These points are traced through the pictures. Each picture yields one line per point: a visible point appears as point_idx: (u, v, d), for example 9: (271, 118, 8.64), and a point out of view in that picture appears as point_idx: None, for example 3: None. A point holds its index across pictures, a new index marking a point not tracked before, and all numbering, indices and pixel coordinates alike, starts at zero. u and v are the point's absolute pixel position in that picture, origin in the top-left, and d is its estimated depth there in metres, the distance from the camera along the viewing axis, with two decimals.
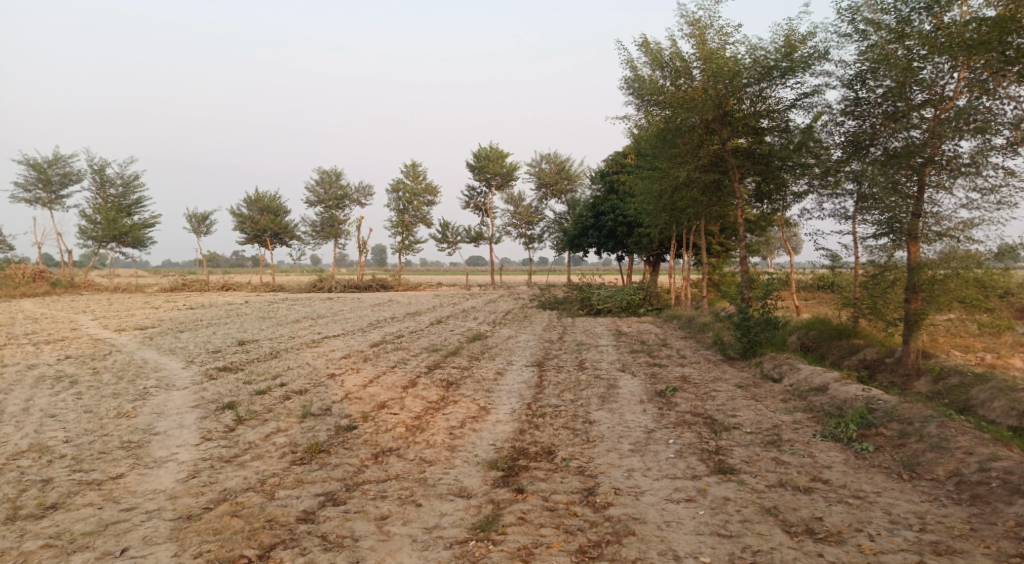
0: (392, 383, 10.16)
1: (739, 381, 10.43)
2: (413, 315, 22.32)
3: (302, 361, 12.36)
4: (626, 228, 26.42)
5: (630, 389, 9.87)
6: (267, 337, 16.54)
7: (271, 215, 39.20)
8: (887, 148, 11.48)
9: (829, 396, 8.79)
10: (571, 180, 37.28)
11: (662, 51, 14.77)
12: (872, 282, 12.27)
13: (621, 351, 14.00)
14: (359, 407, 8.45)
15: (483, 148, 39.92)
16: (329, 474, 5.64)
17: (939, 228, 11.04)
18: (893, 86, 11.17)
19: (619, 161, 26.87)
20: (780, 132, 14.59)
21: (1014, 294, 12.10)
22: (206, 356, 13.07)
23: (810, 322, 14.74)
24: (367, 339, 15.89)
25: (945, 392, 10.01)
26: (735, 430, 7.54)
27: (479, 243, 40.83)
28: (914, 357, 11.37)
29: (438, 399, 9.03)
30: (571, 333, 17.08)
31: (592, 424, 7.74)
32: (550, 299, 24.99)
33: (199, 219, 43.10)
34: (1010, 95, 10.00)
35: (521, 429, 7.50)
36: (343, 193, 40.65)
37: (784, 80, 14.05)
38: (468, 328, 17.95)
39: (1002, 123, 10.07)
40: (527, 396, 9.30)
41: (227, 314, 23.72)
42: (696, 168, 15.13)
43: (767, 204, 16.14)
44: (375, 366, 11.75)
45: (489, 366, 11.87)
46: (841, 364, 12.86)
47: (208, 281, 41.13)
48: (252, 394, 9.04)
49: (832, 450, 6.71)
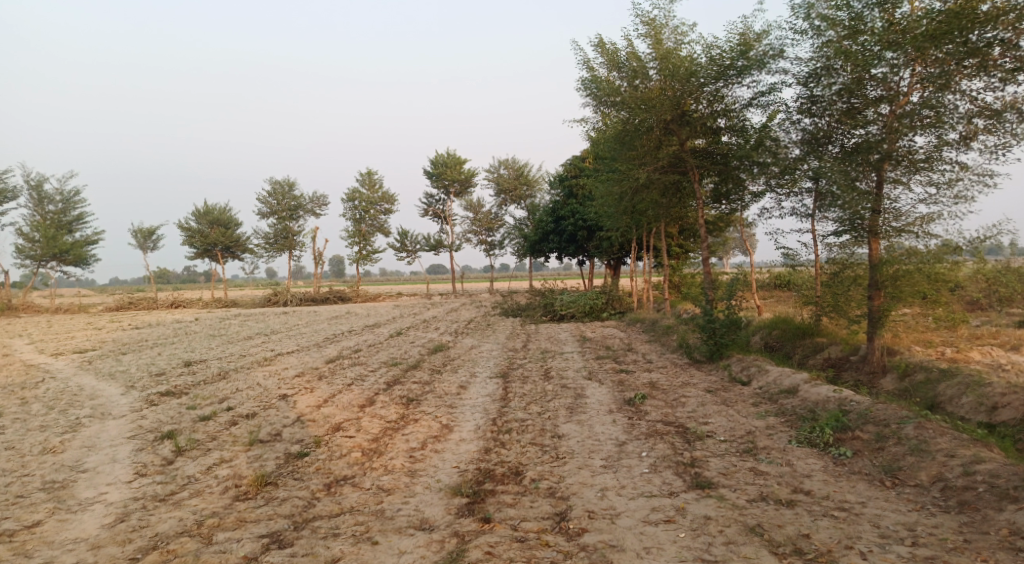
0: (349, 402, 9.64)
1: (707, 385, 10.19)
2: (371, 328, 21.70)
3: (253, 382, 11.74)
4: (587, 232, 26.24)
5: (597, 398, 9.53)
6: (217, 356, 15.81)
7: (221, 228, 38.04)
8: (845, 145, 11.41)
9: (801, 398, 8.56)
10: (530, 185, 37.04)
11: (618, 51, 14.54)
12: (835, 279, 12.19)
13: (587, 358, 13.68)
14: (313, 431, 7.92)
15: (439, 155, 39.42)
16: (275, 511, 5.19)
17: (899, 224, 10.98)
18: (848, 82, 11.10)
19: (577, 165, 26.69)
20: (736, 132, 14.52)
21: (965, 287, 12.26)
22: (149, 380, 12.34)
23: (771, 322, 14.64)
24: (322, 355, 15.28)
25: (913, 389, 9.89)
26: (709, 439, 7.25)
27: (439, 252, 40.26)
28: (878, 354, 11.24)
29: (397, 418, 8.54)
30: (535, 341, 16.74)
31: (561, 439, 7.36)
32: (512, 306, 24.63)
33: (144, 235, 41.62)
34: (963, 90, 9.99)
35: (486, 448, 7.07)
36: (297, 203, 39.63)
37: (740, 79, 13.93)
38: (429, 339, 17.45)
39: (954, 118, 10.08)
40: (492, 411, 8.88)
41: (176, 334, 22.73)
42: (655, 170, 14.97)
43: (724, 204, 16.10)
44: (331, 384, 11.19)
45: (451, 379, 11.42)
46: (806, 363, 12.72)
47: (157, 298, 39.70)
48: (195, 421, 8.60)
49: (809, 457, 6.45)
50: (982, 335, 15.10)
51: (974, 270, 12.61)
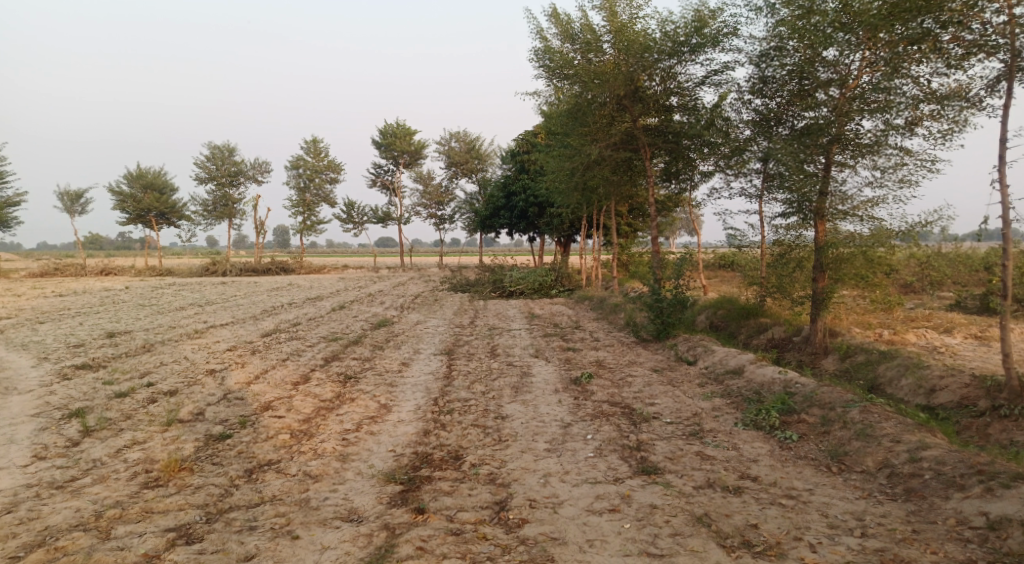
0: (282, 380, 9.14)
1: (653, 365, 10.05)
2: (313, 301, 21.01)
3: (180, 356, 11.10)
4: (537, 208, 25.94)
5: (543, 377, 9.27)
6: (144, 328, 14.97)
7: (156, 193, 36.32)
8: (795, 126, 11.32)
9: (746, 380, 8.45)
10: (481, 159, 36.41)
11: (572, 23, 14.12)
12: (782, 261, 12.19)
13: (534, 335, 13.40)
14: (239, 411, 7.44)
15: (389, 124, 38.39)
16: (187, 501, 4.90)
17: (843, 207, 10.96)
18: (801, 63, 11.00)
19: (529, 139, 26.25)
20: (688, 110, 14.35)
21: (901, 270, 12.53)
22: (66, 353, 11.62)
23: (717, 302, 14.66)
24: (258, 328, 14.63)
25: (854, 371, 9.93)
26: (655, 421, 7.05)
27: (386, 224, 39.40)
28: (821, 336, 11.24)
29: (332, 397, 8.10)
30: (482, 317, 16.41)
31: (504, 421, 7.07)
32: (460, 282, 24.20)
33: (71, 198, 39.41)
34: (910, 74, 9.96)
35: (425, 430, 6.73)
36: (238, 169, 38.09)
37: (694, 57, 13.75)
38: (373, 314, 16.94)
39: (901, 103, 10.05)
40: (433, 389, 8.53)
41: (103, 303, 21.55)
42: (607, 146, 14.73)
43: (674, 184, 15.98)
44: (264, 360, 10.64)
45: (393, 356, 11.01)
46: (750, 343, 12.72)
47: (85, 265, 37.75)
48: (110, 397, 8.14)
49: (756, 441, 6.30)
50: (917, 318, 15.44)
51: (911, 253, 12.84)
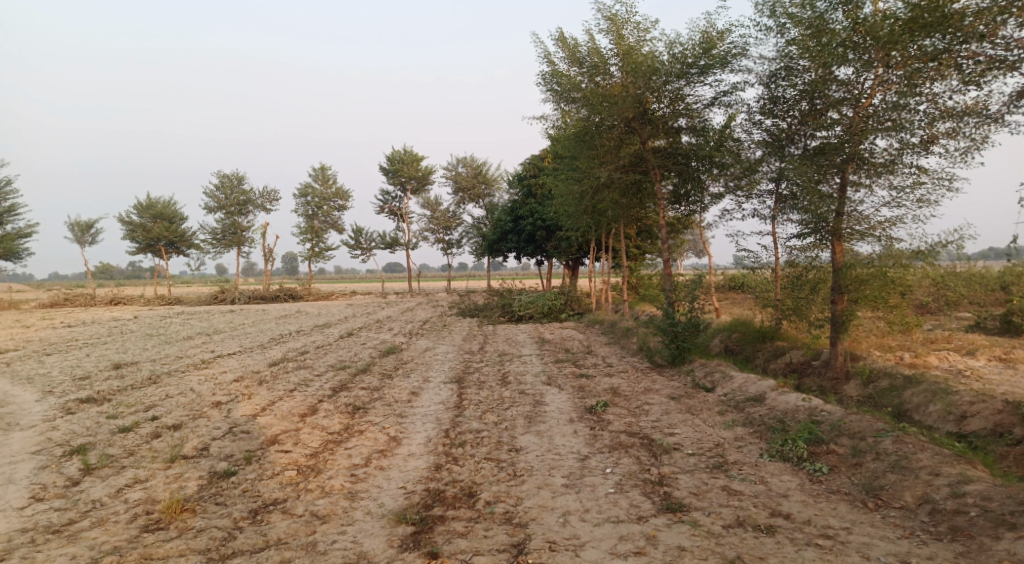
0: (289, 412, 8.90)
1: (670, 392, 9.76)
2: (321, 328, 20.84)
3: (186, 388, 10.89)
4: (546, 232, 25.77)
5: (557, 406, 9.00)
6: (151, 359, 14.79)
7: (164, 222, 36.44)
8: (808, 146, 11.11)
9: (768, 408, 8.16)
10: (488, 184, 36.39)
11: (579, 47, 14.03)
12: (798, 283, 11.92)
13: (546, 361, 13.13)
14: (245, 445, 7.21)
15: (396, 151, 38.51)
16: (189, 546, 4.69)
17: (859, 228, 10.70)
18: (812, 83, 10.82)
19: (536, 163, 26.17)
20: (696, 132, 14.19)
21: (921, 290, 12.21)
22: (71, 385, 11.43)
23: (731, 324, 14.36)
24: (265, 357, 14.43)
25: (878, 396, 9.61)
26: (676, 453, 6.77)
27: (394, 250, 39.37)
28: (841, 360, 10.92)
29: (340, 430, 7.86)
30: (492, 343, 16.17)
31: (518, 453, 6.80)
32: (469, 307, 23.98)
33: (81, 228, 39.62)
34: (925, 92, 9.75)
35: (437, 464, 6.48)
36: (246, 197, 38.23)
37: (702, 78, 13.61)
38: (381, 341, 16.72)
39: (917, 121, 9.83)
40: (444, 420, 8.27)
41: (111, 333, 21.43)
42: (616, 169, 14.56)
43: (684, 206, 15.77)
44: (271, 390, 10.43)
45: (402, 384, 10.76)
46: (767, 368, 12.39)
47: (94, 295, 37.79)
48: (113, 432, 7.92)
49: (784, 473, 6.02)
50: (936, 339, 15.10)
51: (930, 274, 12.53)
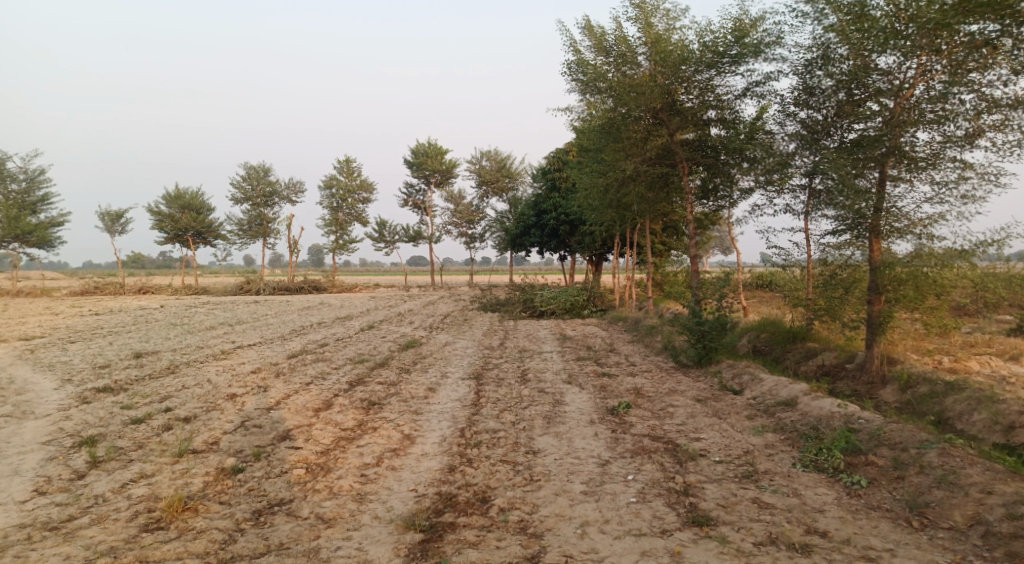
0: (303, 406, 8.69)
1: (695, 394, 9.38)
2: (342, 320, 20.72)
3: (202, 379, 10.76)
4: (569, 227, 25.42)
5: (578, 406, 8.67)
6: (171, 348, 14.74)
7: (192, 213, 36.70)
8: (846, 139, 10.61)
9: (801, 413, 7.76)
10: (513, 178, 36.09)
11: (606, 36, 13.60)
12: (831, 282, 11.44)
13: (567, 359, 12.80)
14: (255, 441, 7.01)
15: (420, 144, 38.34)
16: (186, 548, 4.53)
17: (897, 225, 10.18)
18: (849, 73, 10.31)
19: (561, 157, 25.80)
20: (727, 124, 13.73)
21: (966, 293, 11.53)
22: (89, 375, 11.35)
23: (759, 324, 13.90)
24: (284, 349, 14.28)
25: (917, 403, 9.14)
26: (702, 460, 6.42)
27: (417, 243, 39.26)
28: (877, 363, 10.39)
29: (353, 426, 7.63)
30: (512, 339, 15.89)
31: (536, 456, 6.51)
32: (491, 301, 23.73)
33: (111, 218, 40.09)
34: (971, 82, 9.23)
35: (451, 466, 6.21)
36: (272, 189, 38.38)
37: (734, 68, 13.14)
38: (401, 335, 16.51)
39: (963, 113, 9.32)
40: (460, 419, 8.00)
41: (135, 322, 21.51)
42: (643, 161, 14.15)
43: (712, 201, 15.32)
44: (287, 383, 10.24)
45: (419, 380, 10.52)
46: (798, 370, 11.92)
47: (123, 283, 38.20)
48: (125, 424, 7.77)
49: (819, 485, 5.65)
50: (975, 343, 14.49)
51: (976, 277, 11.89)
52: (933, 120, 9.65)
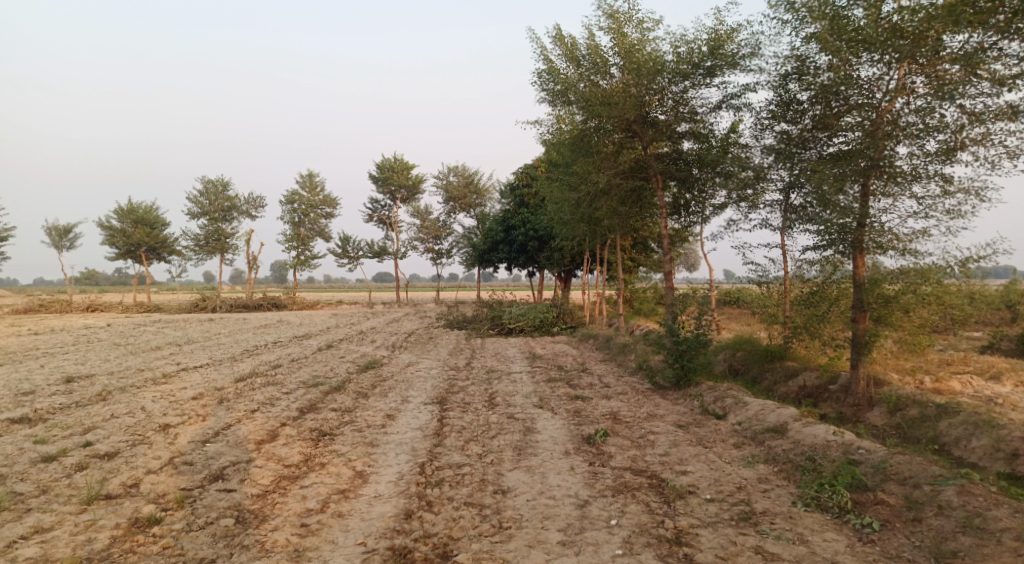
0: (244, 438, 7.77)
1: (676, 419, 8.71)
2: (299, 339, 19.66)
3: (137, 407, 9.73)
4: (538, 243, 24.81)
5: (550, 434, 7.92)
6: (109, 371, 13.60)
7: (146, 228, 35.20)
8: (826, 152, 10.04)
9: (793, 441, 7.12)
10: (480, 194, 35.43)
11: (577, 45, 13.02)
12: (811, 299, 10.77)
13: (536, 380, 12.04)
14: (182, 483, 6.11)
15: (386, 158, 37.46)
16: None
17: (881, 240, 9.54)
18: (827, 84, 9.76)
19: (529, 173, 25.21)
20: (700, 138, 13.20)
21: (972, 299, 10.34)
22: (9, 402, 10.22)
23: (734, 341, 13.29)
24: (233, 372, 13.26)
25: (908, 427, 8.57)
26: (692, 499, 5.70)
27: (382, 259, 38.28)
28: (863, 385, 9.77)
29: (298, 463, 6.75)
30: (479, 359, 15.10)
31: (505, 497, 5.73)
32: (457, 318, 22.92)
33: (60, 232, 38.31)
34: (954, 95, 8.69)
35: (408, 510, 5.41)
36: (231, 204, 37.08)
37: (708, 80, 12.63)
38: (362, 355, 15.60)
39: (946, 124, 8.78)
40: (421, 451, 7.18)
41: (77, 342, 20.16)
42: (616, 175, 13.62)
43: (684, 217, 14.80)
44: (230, 411, 9.28)
45: (378, 405, 9.68)
46: (778, 390, 11.28)
47: (71, 301, 36.40)
48: (35, 462, 6.78)
49: (827, 531, 4.99)
50: (953, 362, 14.07)
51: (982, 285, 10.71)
52: (915, 133, 9.08)
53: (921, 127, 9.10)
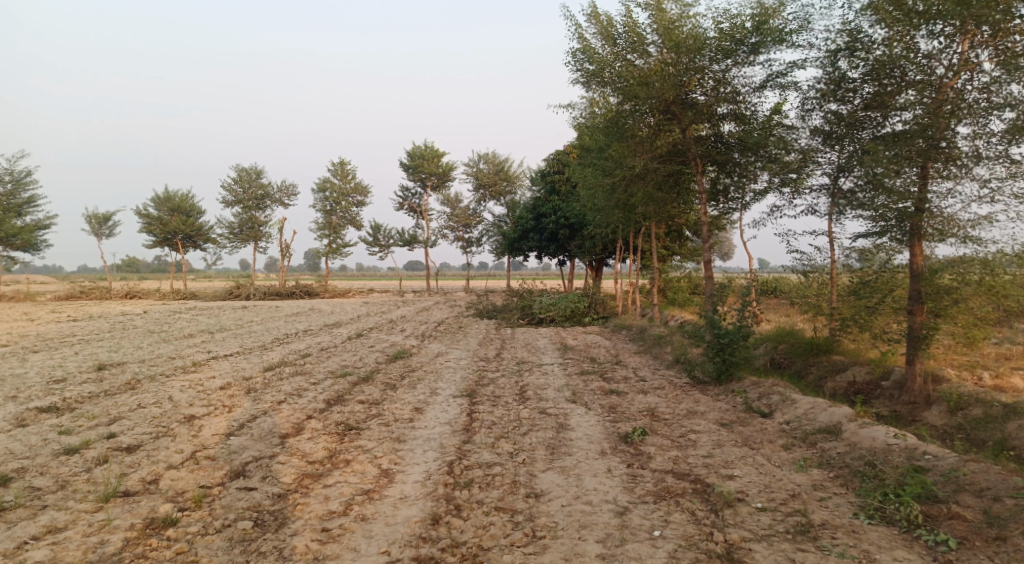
0: (268, 431, 7.51)
1: (718, 417, 8.23)
2: (330, 328, 19.53)
3: (163, 397, 9.56)
4: (569, 231, 24.32)
5: (585, 431, 7.52)
6: (139, 359, 13.53)
7: (181, 216, 35.50)
8: (880, 133, 9.28)
9: (848, 444, 6.62)
10: (510, 181, 34.98)
11: (614, 23, 12.47)
12: (863, 288, 10.10)
13: (569, 372, 11.62)
14: (202, 478, 5.86)
15: (416, 146, 37.21)
16: None
17: (940, 227, 8.75)
18: (882, 59, 9.01)
19: (561, 159, 24.69)
20: (742, 119, 12.59)
21: None
22: (39, 391, 10.14)
23: (776, 333, 12.61)
24: (262, 361, 13.09)
25: (971, 428, 7.97)
26: (742, 507, 5.26)
27: (412, 247, 38.14)
28: (919, 382, 8.99)
29: (322, 459, 6.46)
30: (510, 349, 14.74)
31: (539, 501, 5.37)
32: (488, 307, 22.60)
33: (99, 220, 38.86)
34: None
35: (436, 514, 5.08)
36: (264, 191, 37.20)
37: (752, 57, 12.04)
38: (391, 344, 15.35)
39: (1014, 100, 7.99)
40: (449, 448, 6.84)
41: (111, 328, 20.31)
42: (653, 158, 12.92)
43: (723, 203, 14.15)
44: (256, 401, 9.05)
45: (406, 398, 9.37)
46: (824, 386, 10.58)
47: (110, 287, 36.93)
48: (56, 455, 6.60)
49: (895, 548, 4.60)
50: (1010, 356, 13.24)
51: None
52: (979, 111, 8.28)
53: (986, 105, 8.30)
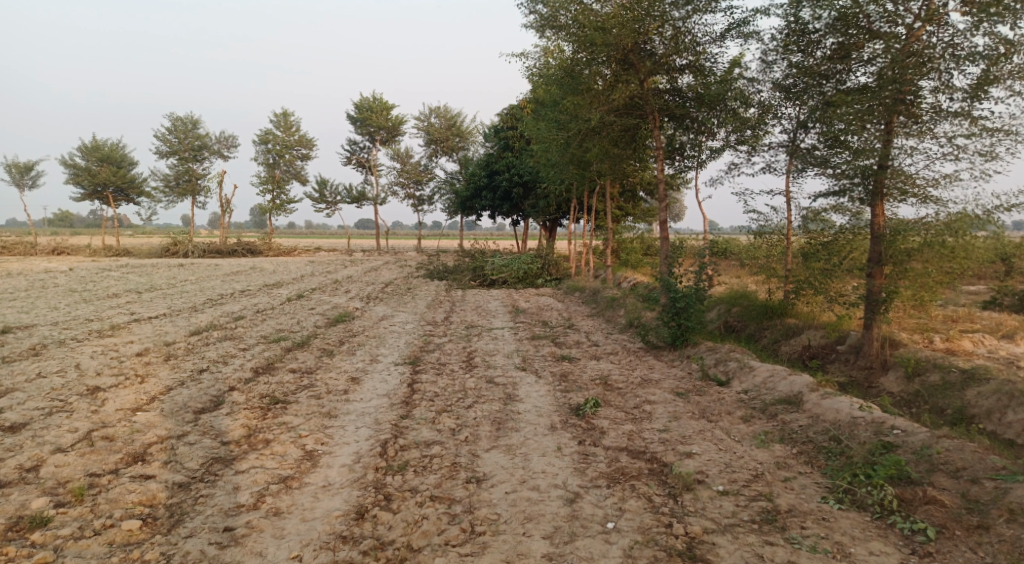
0: (181, 406, 6.72)
1: (674, 385, 7.78)
2: (270, 288, 18.48)
3: (70, 365, 8.60)
4: (522, 189, 23.58)
5: (534, 403, 6.95)
6: (53, 322, 12.38)
7: (111, 167, 33.32)
8: (844, 86, 8.66)
9: (811, 416, 6.21)
10: (463, 137, 33.87)
11: None
12: (819, 250, 9.71)
13: (519, 337, 11.05)
14: (92, 463, 5.10)
15: (365, 98, 35.64)
16: None
17: (903, 186, 8.21)
18: (849, 7, 8.33)
19: (514, 115, 23.79)
20: (700, 72, 11.93)
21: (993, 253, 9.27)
22: None
23: (729, 296, 12.21)
24: (190, 324, 12.12)
25: (930, 396, 7.69)
26: (703, 490, 4.80)
27: (360, 204, 36.83)
28: (876, 346, 8.69)
29: (238, 439, 5.75)
30: (459, 312, 14.08)
31: (480, 486, 4.81)
32: (438, 268, 21.82)
33: (20, 170, 36.24)
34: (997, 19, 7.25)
35: (362, 506, 4.48)
36: (201, 142, 35.19)
37: (712, 5, 11.32)
38: (334, 306, 14.50)
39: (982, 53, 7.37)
40: (384, 424, 6.19)
41: (30, 287, 18.84)
42: (609, 111, 12.21)
43: (678, 162, 13.59)
44: (174, 370, 8.20)
45: (342, 366, 8.66)
46: (779, 351, 10.19)
47: (34, 244, 34.61)
48: None
49: (870, 539, 4.21)
50: (958, 318, 13.16)
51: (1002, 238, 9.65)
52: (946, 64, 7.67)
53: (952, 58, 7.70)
